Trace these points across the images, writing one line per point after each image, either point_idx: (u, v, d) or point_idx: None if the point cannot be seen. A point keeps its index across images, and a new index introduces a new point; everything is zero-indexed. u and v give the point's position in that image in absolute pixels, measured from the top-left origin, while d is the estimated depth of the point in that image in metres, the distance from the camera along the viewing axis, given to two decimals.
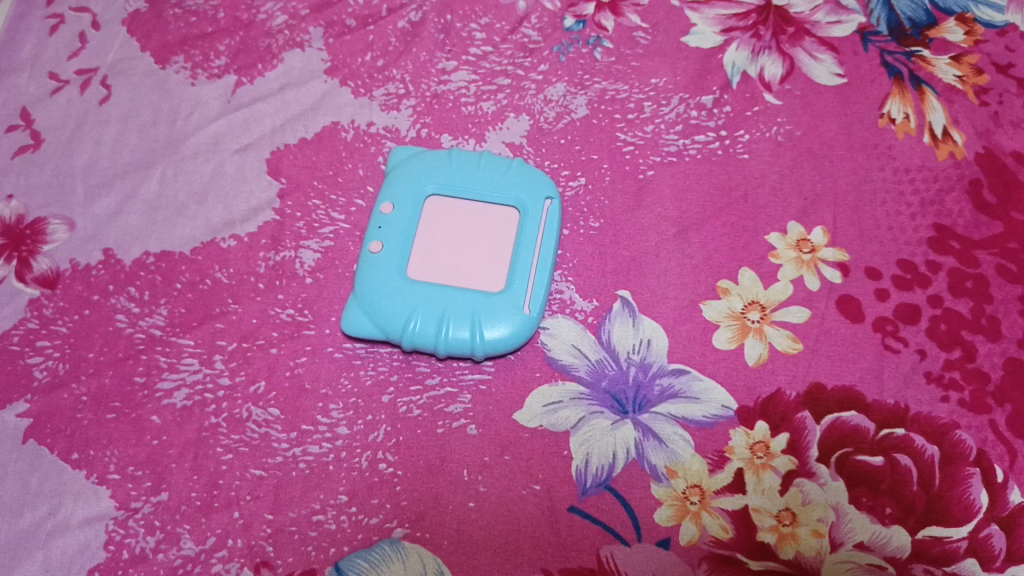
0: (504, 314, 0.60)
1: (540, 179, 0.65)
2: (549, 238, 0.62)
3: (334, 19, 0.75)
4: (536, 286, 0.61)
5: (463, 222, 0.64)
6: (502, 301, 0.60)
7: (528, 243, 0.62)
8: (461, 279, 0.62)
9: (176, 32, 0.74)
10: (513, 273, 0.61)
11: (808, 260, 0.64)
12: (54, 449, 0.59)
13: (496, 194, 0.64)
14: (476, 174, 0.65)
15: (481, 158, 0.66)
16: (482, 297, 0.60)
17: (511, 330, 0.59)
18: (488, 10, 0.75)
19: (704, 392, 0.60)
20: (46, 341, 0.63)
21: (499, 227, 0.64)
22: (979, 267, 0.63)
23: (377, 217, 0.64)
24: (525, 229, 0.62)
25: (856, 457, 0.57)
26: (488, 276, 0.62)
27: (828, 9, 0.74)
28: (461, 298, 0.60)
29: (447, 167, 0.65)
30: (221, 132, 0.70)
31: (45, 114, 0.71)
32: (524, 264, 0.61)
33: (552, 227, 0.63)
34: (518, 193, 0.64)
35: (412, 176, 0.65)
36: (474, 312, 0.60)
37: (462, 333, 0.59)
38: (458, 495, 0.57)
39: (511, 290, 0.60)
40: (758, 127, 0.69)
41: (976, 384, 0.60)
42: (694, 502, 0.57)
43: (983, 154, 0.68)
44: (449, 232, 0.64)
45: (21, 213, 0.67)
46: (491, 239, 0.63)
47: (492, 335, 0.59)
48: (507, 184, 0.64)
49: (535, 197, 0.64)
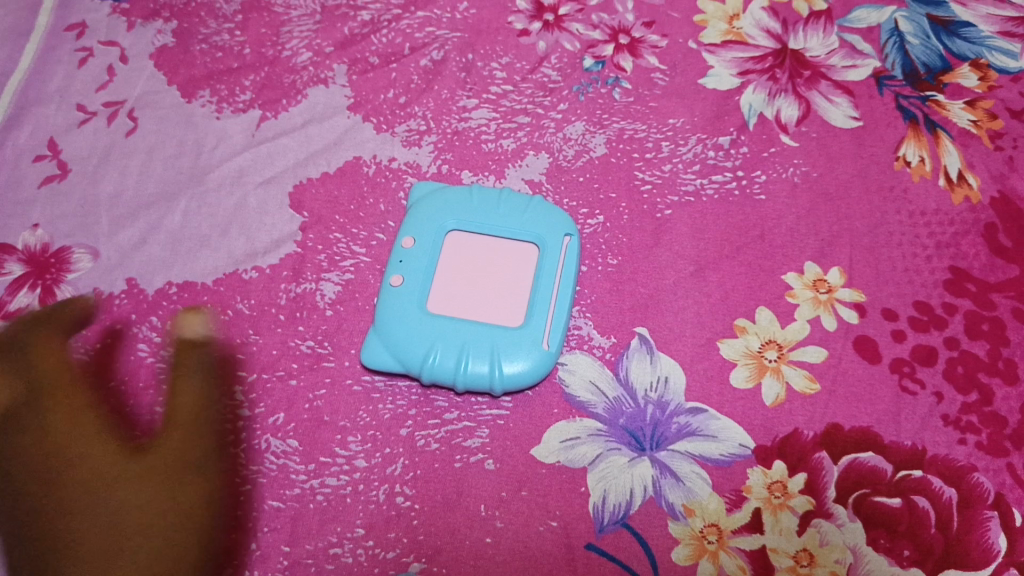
0: (524, 349, 0.60)
1: (560, 215, 0.65)
2: (567, 274, 0.63)
3: (358, 56, 0.76)
4: (555, 321, 0.61)
5: (483, 257, 0.65)
6: (522, 335, 0.60)
7: (546, 278, 0.63)
8: (480, 314, 0.62)
9: (202, 67, 0.76)
10: (533, 307, 0.61)
11: (825, 300, 0.64)
12: (74, 477, 0.60)
13: (515, 230, 0.65)
14: (496, 210, 0.66)
15: (501, 195, 0.67)
16: (501, 331, 0.61)
17: (530, 365, 0.60)
18: (509, 50, 0.76)
19: (722, 431, 0.60)
20: (68, 369, 0.63)
21: (518, 263, 0.64)
22: (995, 309, 0.64)
23: (398, 251, 0.64)
24: (544, 263, 0.63)
25: (874, 498, 0.57)
26: (507, 311, 0.62)
27: (844, 53, 0.75)
28: (480, 332, 0.61)
29: (468, 203, 0.66)
30: (245, 165, 0.71)
31: (72, 145, 0.72)
32: (543, 298, 0.62)
33: (570, 262, 0.64)
34: (537, 228, 0.65)
35: (434, 210, 0.66)
36: (494, 346, 0.60)
37: (481, 367, 0.60)
38: (475, 530, 0.57)
39: (530, 324, 0.61)
40: (775, 168, 0.70)
41: (993, 427, 0.60)
42: (711, 541, 0.57)
43: (999, 198, 0.68)
44: (468, 267, 0.64)
45: (47, 241, 0.68)
46: (510, 275, 0.64)
47: (511, 369, 0.60)
48: (527, 220, 0.65)
49: (554, 233, 0.64)
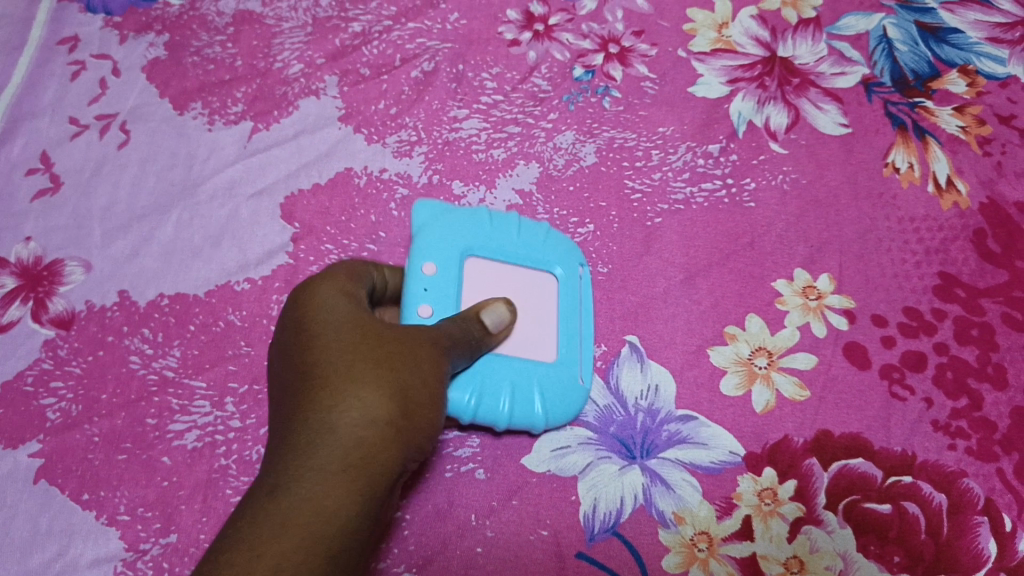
0: (564, 386, 0.61)
1: (571, 245, 0.66)
2: (589, 307, 0.64)
3: (349, 67, 0.76)
4: (586, 358, 0.62)
5: (503, 285, 0.63)
6: (558, 374, 0.61)
7: (573, 312, 0.64)
8: (514, 348, 0.61)
9: (194, 79, 0.75)
10: (567, 345, 0.62)
11: (814, 307, 0.65)
12: (65, 489, 0.60)
13: (534, 257, 0.64)
14: (511, 236, 0.65)
15: (507, 216, 0.66)
16: (539, 368, 0.60)
17: (571, 401, 0.60)
18: (499, 60, 0.76)
19: (712, 438, 0.60)
20: (60, 382, 0.63)
21: (540, 294, 0.64)
22: (984, 315, 0.64)
23: (418, 278, 0.60)
24: (570, 296, 0.64)
25: (864, 504, 0.58)
26: (539, 346, 0.62)
27: (832, 60, 0.75)
28: (520, 369, 0.60)
29: (481, 224, 0.64)
30: (237, 177, 0.72)
31: (65, 158, 0.72)
32: (573, 333, 0.63)
33: (590, 294, 0.65)
34: (557, 258, 0.65)
35: (452, 232, 0.63)
36: (536, 383, 0.60)
37: (528, 405, 0.59)
38: (465, 540, 0.57)
39: (565, 362, 0.62)
40: (764, 175, 0.70)
41: (982, 432, 0.61)
42: (702, 549, 0.57)
43: (988, 204, 0.69)
44: (492, 296, 0.62)
45: (39, 254, 0.68)
46: (536, 305, 0.63)
47: (555, 407, 0.60)
48: (545, 248, 0.65)
49: (570, 263, 0.65)
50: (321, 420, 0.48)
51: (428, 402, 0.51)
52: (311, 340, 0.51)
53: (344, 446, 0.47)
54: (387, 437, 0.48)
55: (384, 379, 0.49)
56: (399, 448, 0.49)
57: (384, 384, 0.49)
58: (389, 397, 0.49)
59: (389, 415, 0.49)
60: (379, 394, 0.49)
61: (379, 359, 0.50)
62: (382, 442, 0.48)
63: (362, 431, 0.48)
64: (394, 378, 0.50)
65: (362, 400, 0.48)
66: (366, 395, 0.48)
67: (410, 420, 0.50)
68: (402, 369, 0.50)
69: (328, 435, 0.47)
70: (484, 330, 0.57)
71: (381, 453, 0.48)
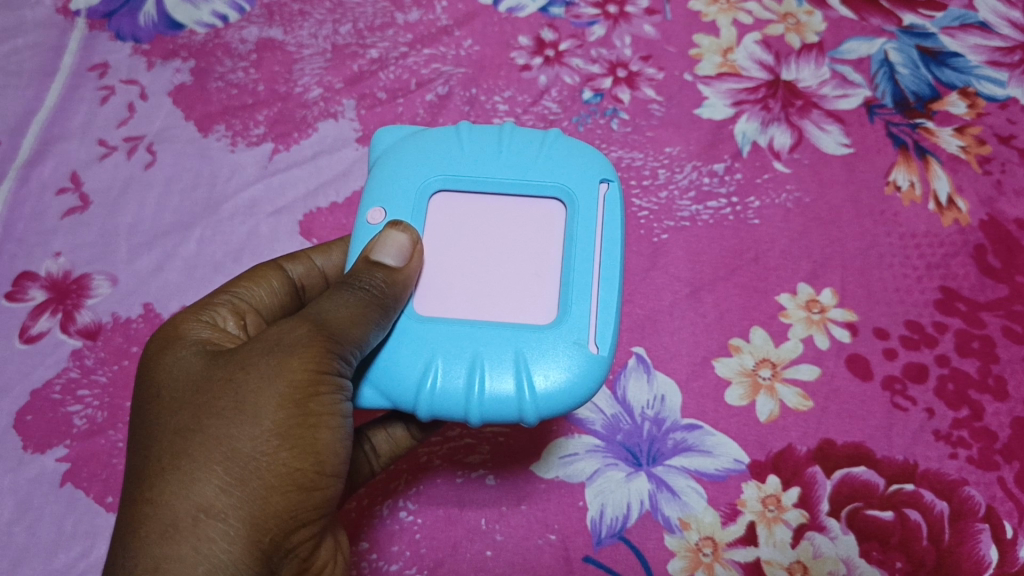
0: (558, 353, 0.48)
1: (589, 160, 0.53)
2: (611, 240, 0.51)
3: (366, 91, 0.78)
4: (602, 313, 0.49)
5: (483, 229, 0.53)
6: (555, 338, 0.49)
7: (583, 249, 0.51)
8: (497, 312, 0.50)
9: (218, 103, 0.78)
10: (568, 299, 0.50)
11: (818, 320, 0.66)
12: (90, 492, 0.62)
13: (530, 185, 0.53)
14: (497, 158, 0.54)
15: (502, 134, 0.55)
16: (528, 332, 0.49)
17: (569, 374, 0.48)
18: (510, 84, 0.78)
19: (717, 446, 0.62)
20: (86, 390, 0.66)
21: (540, 231, 0.53)
22: (985, 328, 0.66)
23: (365, 229, 0.52)
24: (576, 229, 0.51)
25: (866, 511, 0.60)
26: (532, 304, 0.50)
27: (835, 83, 0.77)
28: (499, 336, 0.49)
29: (457, 153, 0.54)
30: (258, 196, 0.74)
31: (94, 178, 0.75)
32: (581, 283, 0.50)
33: (614, 216, 0.52)
34: (561, 178, 0.53)
35: (409, 167, 0.53)
36: (516, 353, 0.48)
37: (506, 384, 0.48)
38: (476, 543, 0.59)
39: (565, 321, 0.49)
40: (768, 194, 0.72)
41: (984, 442, 0.62)
42: (707, 554, 0.59)
43: (988, 221, 0.70)
44: (465, 246, 0.52)
45: (68, 269, 0.71)
46: (530, 253, 0.52)
47: (544, 384, 0.48)
48: (542, 170, 0.53)
49: (586, 184, 0.53)
50: (146, 518, 0.41)
51: (295, 451, 0.43)
52: (157, 393, 0.45)
53: (180, 560, 0.40)
54: (241, 527, 0.42)
55: (221, 444, 0.42)
56: (268, 529, 0.42)
57: (219, 453, 0.42)
58: (228, 471, 0.42)
59: (232, 497, 0.42)
60: (214, 471, 0.42)
61: (218, 412, 0.43)
62: (228, 538, 0.41)
63: (199, 529, 0.41)
64: (235, 441, 0.42)
65: (195, 485, 0.41)
66: (201, 478, 0.42)
67: (273, 493, 0.42)
68: (247, 423, 0.42)
69: (167, 545, 0.41)
70: (386, 272, 0.47)
71: (228, 559, 0.41)
